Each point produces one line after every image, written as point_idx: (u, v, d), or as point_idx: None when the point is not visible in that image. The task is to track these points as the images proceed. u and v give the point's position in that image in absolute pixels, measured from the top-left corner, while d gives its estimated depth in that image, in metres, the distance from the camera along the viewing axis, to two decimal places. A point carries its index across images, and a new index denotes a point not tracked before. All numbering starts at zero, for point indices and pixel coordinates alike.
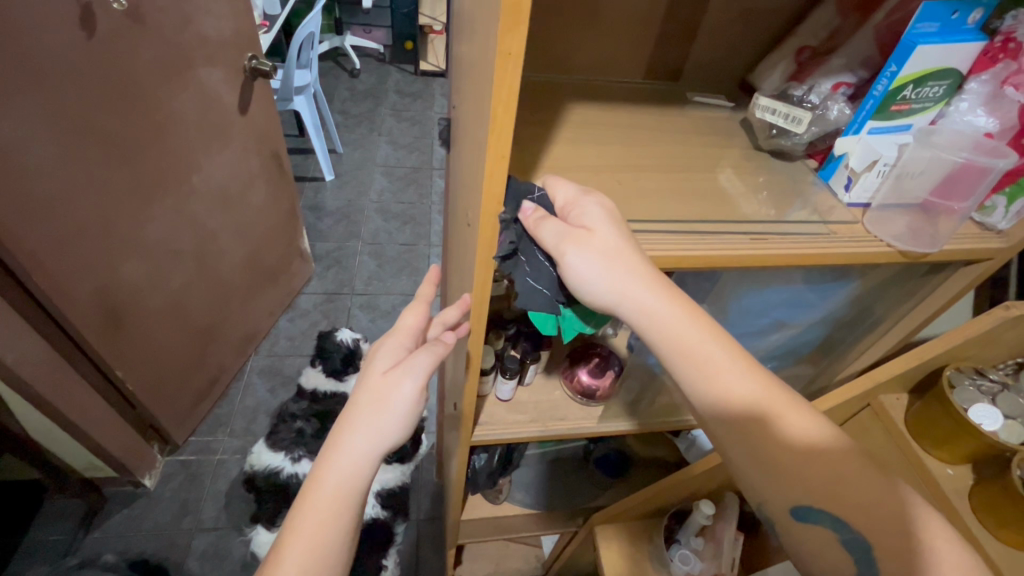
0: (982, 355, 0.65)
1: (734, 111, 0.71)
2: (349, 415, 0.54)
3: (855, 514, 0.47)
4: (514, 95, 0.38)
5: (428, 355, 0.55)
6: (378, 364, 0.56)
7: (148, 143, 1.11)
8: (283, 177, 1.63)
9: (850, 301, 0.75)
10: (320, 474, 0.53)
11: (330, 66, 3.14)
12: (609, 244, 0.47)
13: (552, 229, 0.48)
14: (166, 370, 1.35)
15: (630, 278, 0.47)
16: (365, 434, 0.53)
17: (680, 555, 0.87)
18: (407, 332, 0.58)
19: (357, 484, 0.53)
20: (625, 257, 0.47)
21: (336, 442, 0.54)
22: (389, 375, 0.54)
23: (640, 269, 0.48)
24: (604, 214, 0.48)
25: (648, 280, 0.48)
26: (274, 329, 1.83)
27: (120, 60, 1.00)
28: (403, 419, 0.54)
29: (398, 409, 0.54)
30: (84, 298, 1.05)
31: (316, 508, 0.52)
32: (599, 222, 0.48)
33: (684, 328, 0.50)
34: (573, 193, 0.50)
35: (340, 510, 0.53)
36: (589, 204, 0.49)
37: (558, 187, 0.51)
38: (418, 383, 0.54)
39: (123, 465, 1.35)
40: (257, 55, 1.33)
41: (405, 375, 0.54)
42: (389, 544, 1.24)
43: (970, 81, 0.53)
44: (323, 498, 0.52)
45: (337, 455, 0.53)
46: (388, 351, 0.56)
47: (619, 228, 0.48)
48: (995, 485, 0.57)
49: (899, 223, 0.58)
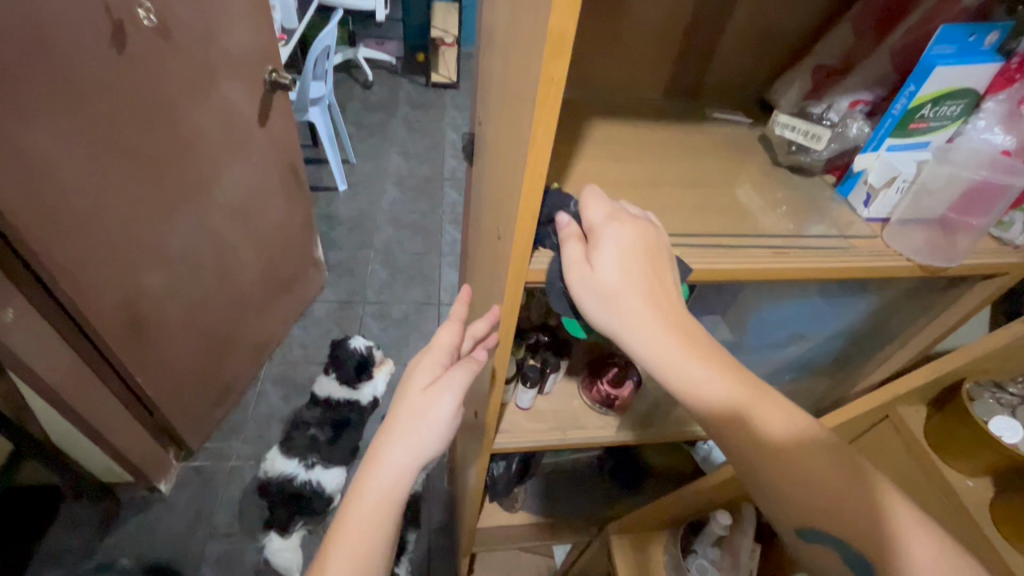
0: (1001, 369, 0.65)
1: (752, 127, 0.72)
2: (388, 428, 0.56)
3: (828, 515, 0.49)
4: (554, 119, 0.39)
5: (463, 371, 0.56)
6: (416, 381, 0.58)
7: (172, 155, 1.14)
8: (300, 187, 1.65)
9: (867, 314, 0.76)
10: (361, 486, 0.55)
11: (344, 77, 3.19)
12: (613, 287, 0.48)
13: (569, 253, 0.50)
14: (183, 377, 1.38)
15: (632, 321, 0.48)
16: (406, 448, 0.54)
17: (698, 564, 0.88)
18: (443, 349, 0.59)
19: (397, 495, 0.55)
20: (629, 300, 0.48)
21: (376, 455, 0.55)
22: (428, 392, 0.56)
23: (645, 312, 0.48)
24: (620, 254, 0.48)
25: (652, 323, 0.48)
26: (288, 336, 1.86)
27: (148, 75, 1.03)
28: (441, 433, 0.56)
29: (436, 424, 0.55)
30: (107, 305, 1.07)
31: (358, 519, 0.54)
32: (607, 261, 0.48)
33: (688, 365, 0.49)
34: (604, 221, 0.50)
35: (379, 522, 0.54)
36: (610, 239, 0.49)
37: (590, 208, 0.51)
38: (456, 400, 0.56)
39: (140, 470, 1.37)
40: (277, 69, 1.37)
41: (444, 391, 0.56)
42: (402, 552, 1.27)
43: (987, 100, 0.55)
44: (364, 510, 0.54)
45: (378, 468, 0.54)
46: (425, 367, 0.58)
47: (631, 270, 0.48)
48: (1015, 497, 0.58)
49: (918, 238, 0.59)
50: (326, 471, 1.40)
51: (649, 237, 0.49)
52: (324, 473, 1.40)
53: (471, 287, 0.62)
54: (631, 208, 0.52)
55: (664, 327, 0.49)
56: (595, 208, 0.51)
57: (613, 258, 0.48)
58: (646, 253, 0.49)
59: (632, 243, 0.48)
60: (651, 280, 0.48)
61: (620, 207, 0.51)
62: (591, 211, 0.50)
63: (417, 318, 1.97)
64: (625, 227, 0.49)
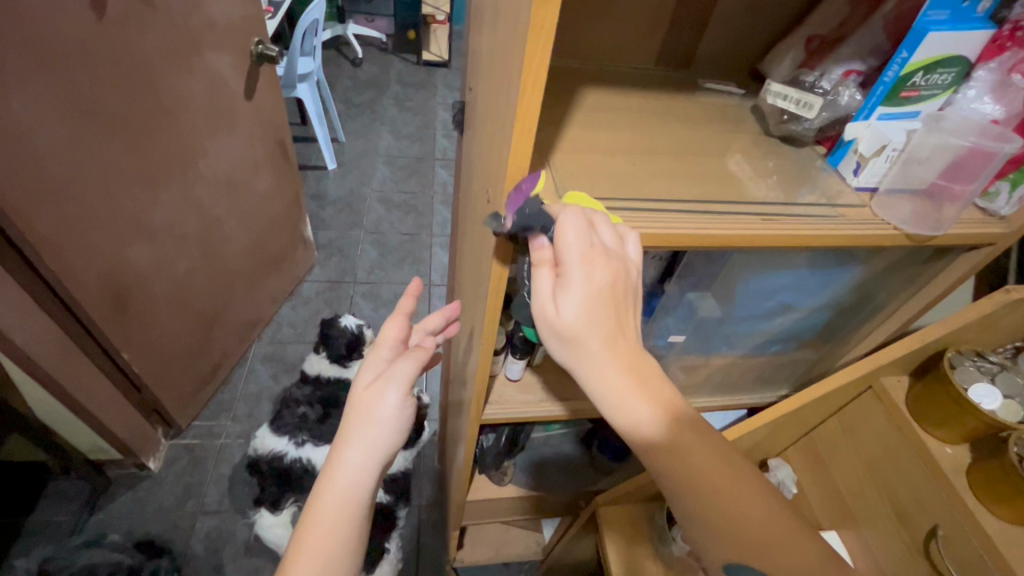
0: (981, 338, 0.66)
1: (744, 98, 0.72)
2: (342, 431, 0.57)
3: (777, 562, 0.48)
4: (544, 71, 0.39)
5: (410, 362, 0.59)
6: (362, 378, 0.59)
7: (157, 127, 1.11)
8: (288, 164, 1.63)
9: (854, 286, 0.77)
10: (322, 488, 0.55)
11: (332, 54, 3.13)
12: (571, 328, 0.47)
13: (539, 281, 0.49)
14: (171, 353, 1.36)
15: (587, 360, 0.48)
16: (359, 446, 0.55)
17: (684, 533, 0.89)
18: (388, 344, 0.61)
19: (359, 493, 0.55)
20: (581, 352, 0.48)
21: (335, 457, 0.56)
22: (372, 388, 0.57)
23: (603, 350, 0.47)
24: (586, 298, 0.46)
25: (608, 361, 0.47)
26: (277, 316, 1.84)
27: (130, 43, 1.00)
28: (392, 427, 0.56)
29: (385, 418, 0.56)
30: (90, 280, 1.06)
31: (321, 520, 0.54)
32: (572, 304, 0.46)
33: (633, 400, 0.48)
34: (574, 253, 0.46)
35: (343, 520, 0.55)
36: (577, 283, 0.46)
37: (567, 238, 0.46)
38: (401, 392, 0.57)
39: (127, 447, 1.36)
40: (264, 41, 1.33)
41: (388, 385, 0.57)
42: (391, 528, 1.29)
43: (978, 69, 0.55)
44: (326, 511, 0.54)
45: (336, 470, 0.55)
46: (372, 365, 0.60)
47: (594, 314, 0.46)
48: (986, 464, 0.59)
49: (904, 207, 0.59)
50: (315, 449, 1.39)
51: (618, 279, 0.47)
52: (314, 451, 1.39)
53: (418, 280, 0.62)
54: (615, 242, 0.48)
55: (621, 364, 0.47)
56: (571, 238, 0.46)
57: (580, 301, 0.46)
58: (607, 300, 0.47)
59: (600, 285, 0.46)
60: (615, 323, 0.47)
61: (598, 237, 0.47)
62: (565, 240, 0.46)
63: None
64: (595, 267, 0.46)
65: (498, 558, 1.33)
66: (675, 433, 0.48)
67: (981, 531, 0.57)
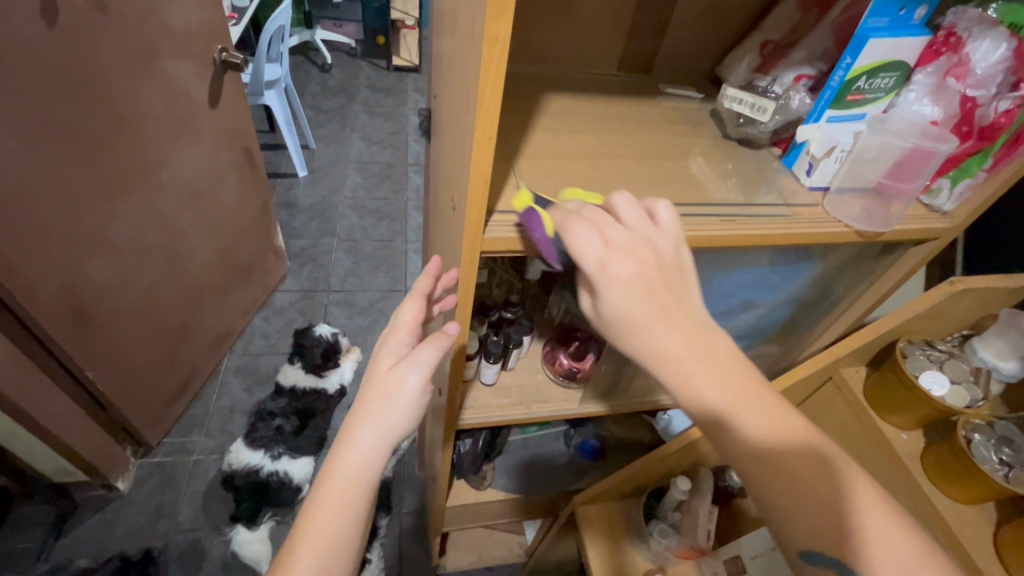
0: (930, 328, 0.69)
1: (703, 102, 0.74)
2: (356, 411, 0.55)
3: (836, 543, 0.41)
4: (500, 80, 0.40)
5: (432, 347, 0.55)
6: (382, 361, 0.57)
7: (115, 138, 1.08)
8: (255, 172, 1.60)
9: (814, 281, 0.80)
10: (331, 469, 0.53)
11: (301, 61, 3.09)
12: (619, 320, 0.44)
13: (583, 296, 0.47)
14: (137, 369, 1.32)
15: (654, 360, 0.43)
16: (373, 429, 0.53)
17: (660, 529, 0.89)
18: (407, 328, 0.58)
19: (369, 476, 0.54)
20: (645, 354, 0.44)
21: (347, 437, 0.54)
22: (394, 371, 0.55)
23: (657, 332, 0.43)
24: (624, 291, 0.43)
25: (670, 342, 0.43)
26: (248, 327, 1.81)
27: (83, 53, 0.97)
28: (409, 412, 0.54)
29: (402, 403, 0.54)
30: (47, 297, 1.02)
31: (327, 500, 0.53)
32: (609, 304, 0.44)
33: (711, 391, 0.43)
34: (590, 257, 0.44)
35: (349, 503, 0.53)
36: (603, 279, 0.43)
37: (578, 245, 0.45)
38: (422, 377, 0.55)
39: (93, 467, 1.32)
40: (227, 48, 1.31)
41: (410, 369, 0.54)
42: (373, 537, 1.30)
43: (917, 73, 0.57)
44: (332, 494, 0.53)
45: (348, 451, 0.53)
46: (390, 348, 0.57)
47: (636, 303, 0.43)
48: (939, 447, 0.61)
49: (856, 205, 0.62)
50: (293, 461, 1.39)
51: (645, 263, 0.44)
52: (291, 463, 1.39)
53: (439, 260, 0.60)
54: (640, 219, 0.46)
55: (685, 344, 0.43)
56: (583, 243, 0.44)
57: (617, 301, 0.43)
58: (646, 286, 0.43)
59: (628, 276, 0.43)
60: (663, 309, 0.43)
61: (611, 229, 0.45)
62: (577, 245, 0.45)
63: (384, 305, 1.94)
64: (616, 261, 0.43)
65: (481, 562, 1.34)
66: (756, 423, 0.42)
67: (934, 510, 0.60)
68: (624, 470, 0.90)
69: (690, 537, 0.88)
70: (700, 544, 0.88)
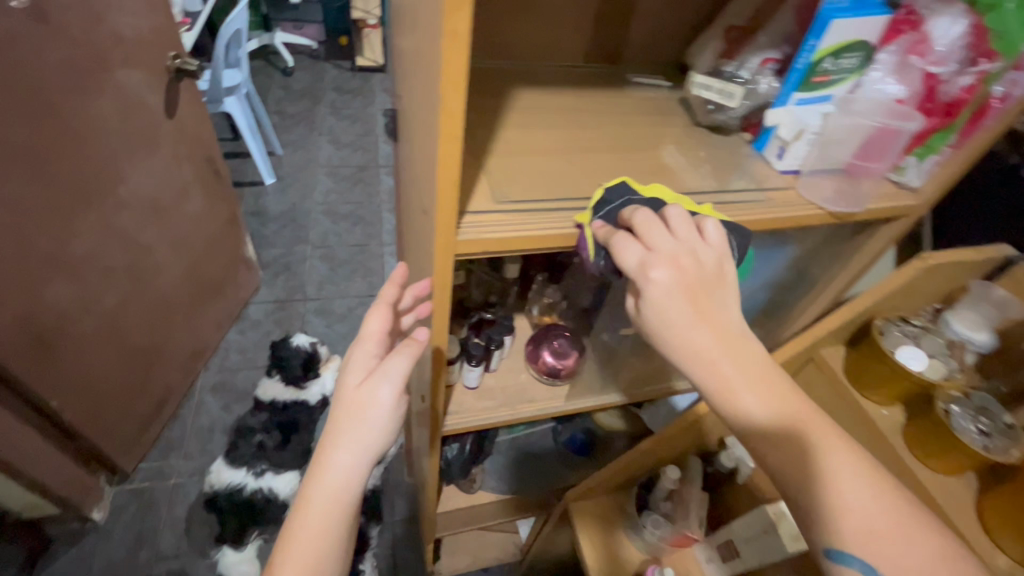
0: (904, 304, 0.71)
1: (671, 90, 0.74)
2: (329, 431, 0.53)
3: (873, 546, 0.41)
4: (464, 77, 0.38)
5: (403, 357, 0.53)
6: (351, 376, 0.55)
7: (67, 155, 1.03)
8: (220, 182, 1.54)
9: (790, 264, 0.81)
10: (308, 494, 0.52)
11: (261, 65, 3.00)
12: (655, 326, 0.45)
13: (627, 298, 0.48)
14: (106, 395, 1.27)
15: (690, 363, 0.45)
16: (347, 448, 0.51)
17: (652, 520, 0.89)
18: (374, 339, 0.56)
19: (347, 497, 0.52)
20: (678, 355, 0.45)
21: (321, 459, 0.52)
22: (364, 385, 0.53)
23: (693, 336, 0.44)
24: (663, 298, 0.44)
25: (705, 347, 0.44)
26: (223, 342, 1.75)
27: (25, 67, 0.92)
28: (385, 427, 0.53)
29: (376, 418, 0.52)
30: (3, 326, 0.96)
31: (306, 527, 0.51)
32: (648, 310, 0.45)
33: (744, 393, 0.44)
34: (631, 264, 0.45)
35: (330, 528, 0.51)
36: (643, 284, 0.45)
37: (623, 252, 0.46)
38: (395, 389, 0.53)
39: (66, 500, 1.26)
40: (180, 55, 1.25)
41: (380, 382, 0.52)
42: (364, 548, 1.25)
43: (881, 52, 0.56)
44: (311, 521, 0.51)
45: (324, 473, 0.51)
46: (360, 361, 0.55)
47: (675, 310, 0.44)
48: (922, 422, 0.62)
49: (828, 186, 0.63)
50: (277, 476, 1.34)
51: (688, 273, 0.44)
52: (276, 479, 1.34)
53: (405, 267, 0.58)
54: (687, 229, 0.46)
55: (720, 349, 0.44)
56: (628, 250, 0.46)
57: (656, 307, 0.45)
58: (687, 295, 0.44)
59: (667, 284, 0.44)
60: (702, 318, 0.44)
61: (658, 237, 0.46)
62: (622, 252, 0.46)
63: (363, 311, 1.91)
64: (657, 270, 0.44)
65: (477, 564, 1.33)
66: (782, 423, 0.44)
67: (915, 481, 0.61)
68: (612, 466, 0.91)
69: (682, 524, 0.88)
70: (692, 531, 0.88)
